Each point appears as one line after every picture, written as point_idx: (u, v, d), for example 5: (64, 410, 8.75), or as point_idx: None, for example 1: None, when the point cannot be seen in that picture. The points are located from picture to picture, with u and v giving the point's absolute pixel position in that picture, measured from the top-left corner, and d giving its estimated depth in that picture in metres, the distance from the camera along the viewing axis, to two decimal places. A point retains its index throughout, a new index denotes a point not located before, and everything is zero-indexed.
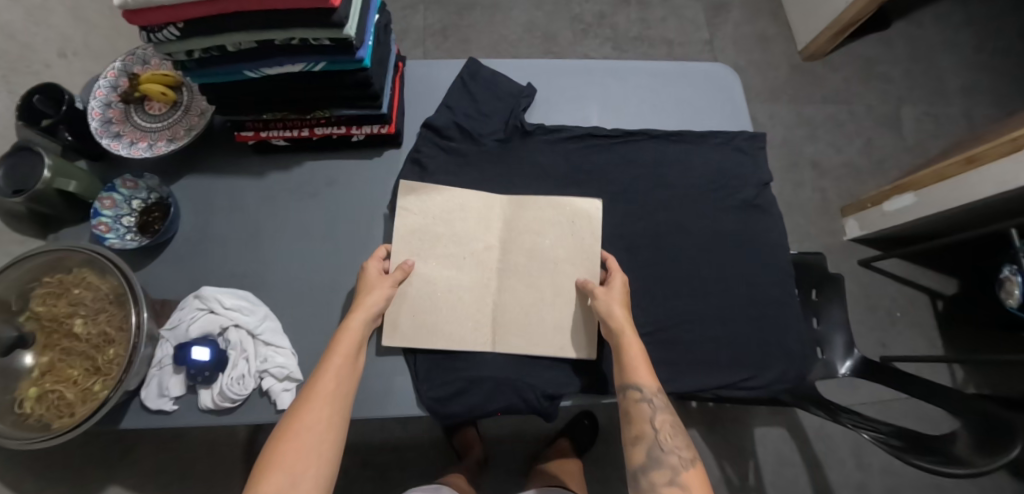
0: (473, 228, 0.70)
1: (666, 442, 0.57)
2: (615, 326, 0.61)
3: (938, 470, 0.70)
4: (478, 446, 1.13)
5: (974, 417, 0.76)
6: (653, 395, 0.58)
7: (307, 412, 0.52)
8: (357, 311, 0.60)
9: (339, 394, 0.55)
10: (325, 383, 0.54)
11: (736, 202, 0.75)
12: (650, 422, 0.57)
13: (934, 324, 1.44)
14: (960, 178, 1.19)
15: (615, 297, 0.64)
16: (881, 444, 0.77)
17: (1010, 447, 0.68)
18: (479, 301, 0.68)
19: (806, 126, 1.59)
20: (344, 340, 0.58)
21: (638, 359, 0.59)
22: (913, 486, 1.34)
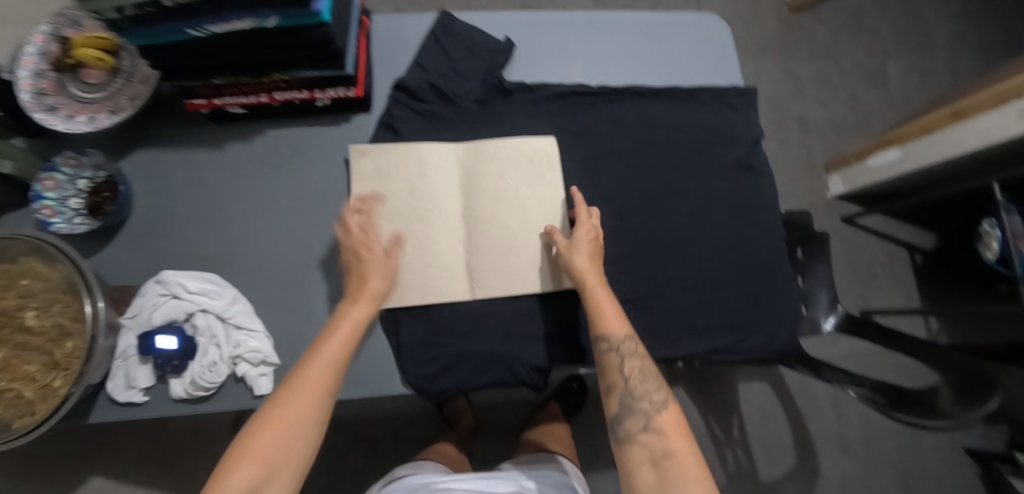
0: (437, 182, 0.66)
1: (639, 389, 0.55)
2: (580, 278, 0.60)
3: (922, 424, 0.71)
4: (469, 415, 1.13)
5: (960, 372, 0.77)
6: (622, 342, 0.56)
7: (295, 403, 0.48)
8: (359, 301, 0.57)
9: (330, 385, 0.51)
10: (315, 373, 0.51)
11: (727, 162, 0.72)
12: (619, 371, 0.55)
13: (912, 277, 1.47)
14: (945, 132, 1.18)
15: (581, 248, 0.61)
16: (866, 400, 0.78)
17: (992, 400, 0.69)
18: (450, 250, 0.65)
19: (793, 80, 1.56)
20: (341, 330, 0.55)
21: (608, 311, 0.58)
22: (887, 433, 1.41)
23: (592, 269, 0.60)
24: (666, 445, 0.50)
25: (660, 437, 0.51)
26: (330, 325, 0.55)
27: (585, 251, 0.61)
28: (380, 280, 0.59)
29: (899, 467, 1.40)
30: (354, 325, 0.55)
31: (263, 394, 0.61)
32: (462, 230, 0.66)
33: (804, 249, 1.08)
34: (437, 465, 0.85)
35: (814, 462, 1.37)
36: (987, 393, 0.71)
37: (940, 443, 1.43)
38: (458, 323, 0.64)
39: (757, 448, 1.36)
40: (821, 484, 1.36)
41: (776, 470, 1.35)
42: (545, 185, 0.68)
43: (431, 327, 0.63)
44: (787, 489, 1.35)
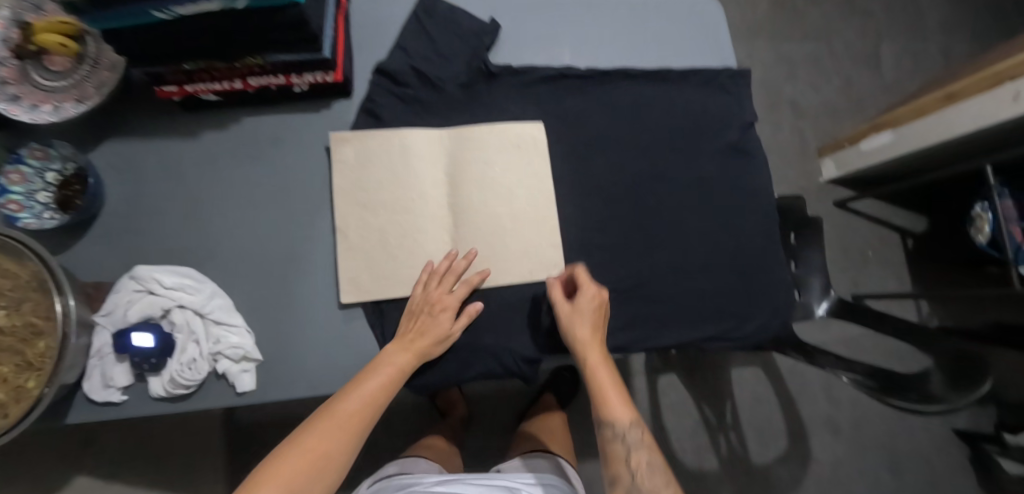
0: (423, 170, 0.65)
1: (644, 483, 0.58)
2: (580, 351, 0.60)
3: (914, 409, 0.71)
4: (462, 405, 1.12)
5: (954, 356, 0.77)
6: (628, 432, 0.61)
7: (326, 437, 0.52)
8: (406, 351, 0.58)
9: (359, 425, 0.54)
10: (350, 409, 0.54)
11: (720, 146, 0.71)
12: (626, 462, 0.60)
13: (904, 261, 1.48)
14: (938, 114, 1.17)
15: (583, 317, 0.59)
16: (860, 387, 0.77)
17: (984, 384, 0.69)
18: (437, 240, 0.63)
19: (786, 63, 1.53)
20: (377, 376, 0.56)
21: (610, 395, 0.61)
22: (878, 415, 1.42)
23: (599, 350, 0.61)
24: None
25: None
26: (371, 367, 0.57)
27: (587, 323, 0.60)
28: (438, 342, 0.59)
29: (888, 448, 1.42)
30: (396, 373, 0.57)
31: (245, 391, 0.59)
32: (448, 220, 0.64)
33: (796, 234, 1.07)
34: (427, 464, 0.84)
35: (806, 445, 1.38)
36: (980, 377, 0.70)
37: (930, 424, 1.45)
38: None
39: (749, 432, 1.36)
40: (812, 467, 1.38)
41: (768, 453, 1.37)
42: (533, 172, 0.66)
43: None
44: (779, 472, 1.36)
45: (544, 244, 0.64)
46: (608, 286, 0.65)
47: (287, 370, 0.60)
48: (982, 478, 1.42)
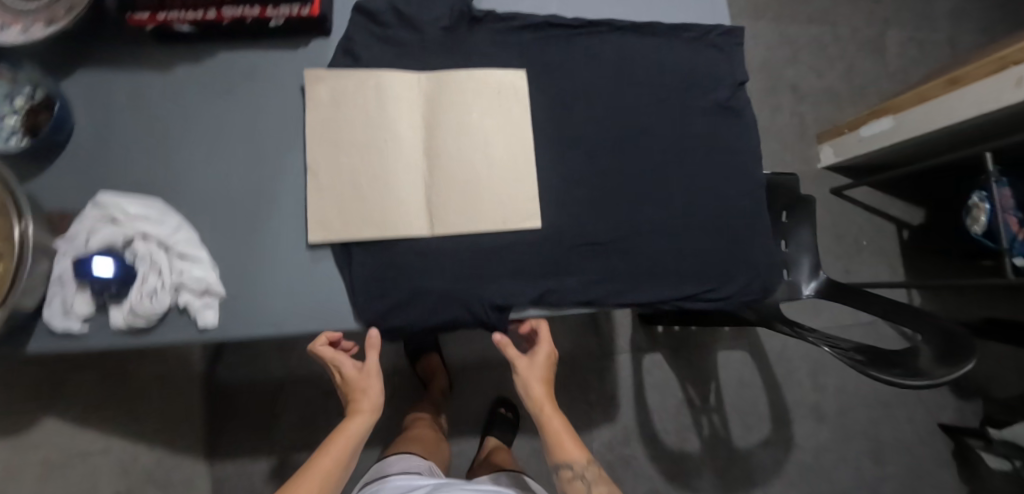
0: (400, 113, 0.63)
1: None
2: (536, 402, 0.70)
3: (898, 383, 0.70)
4: (442, 376, 1.15)
5: (942, 333, 0.76)
6: (584, 470, 0.68)
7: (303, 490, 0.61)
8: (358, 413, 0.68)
9: (331, 481, 0.64)
10: (326, 467, 0.64)
11: (708, 104, 0.69)
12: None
13: (898, 252, 1.46)
14: (941, 101, 1.15)
15: (536, 370, 0.70)
16: (843, 358, 0.76)
17: (969, 362, 0.68)
18: (410, 184, 0.62)
19: (789, 46, 1.50)
20: (341, 438, 0.67)
21: (566, 440, 0.69)
22: (861, 404, 1.44)
23: (552, 404, 0.70)
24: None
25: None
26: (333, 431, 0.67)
27: (538, 376, 0.70)
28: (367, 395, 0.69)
29: (870, 437, 1.44)
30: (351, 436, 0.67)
31: (208, 328, 0.58)
32: (422, 165, 0.63)
33: (788, 213, 1.05)
34: (419, 461, 0.87)
35: (789, 430, 1.39)
36: (965, 353, 0.70)
37: (913, 415, 1.47)
38: (414, 261, 0.61)
39: (733, 415, 1.36)
40: (795, 452, 1.38)
41: (752, 437, 1.36)
42: (513, 121, 0.65)
43: (387, 264, 0.61)
44: (761, 456, 1.36)
45: (520, 194, 0.63)
46: (583, 240, 0.63)
47: (253, 308, 0.60)
48: (959, 467, 1.46)
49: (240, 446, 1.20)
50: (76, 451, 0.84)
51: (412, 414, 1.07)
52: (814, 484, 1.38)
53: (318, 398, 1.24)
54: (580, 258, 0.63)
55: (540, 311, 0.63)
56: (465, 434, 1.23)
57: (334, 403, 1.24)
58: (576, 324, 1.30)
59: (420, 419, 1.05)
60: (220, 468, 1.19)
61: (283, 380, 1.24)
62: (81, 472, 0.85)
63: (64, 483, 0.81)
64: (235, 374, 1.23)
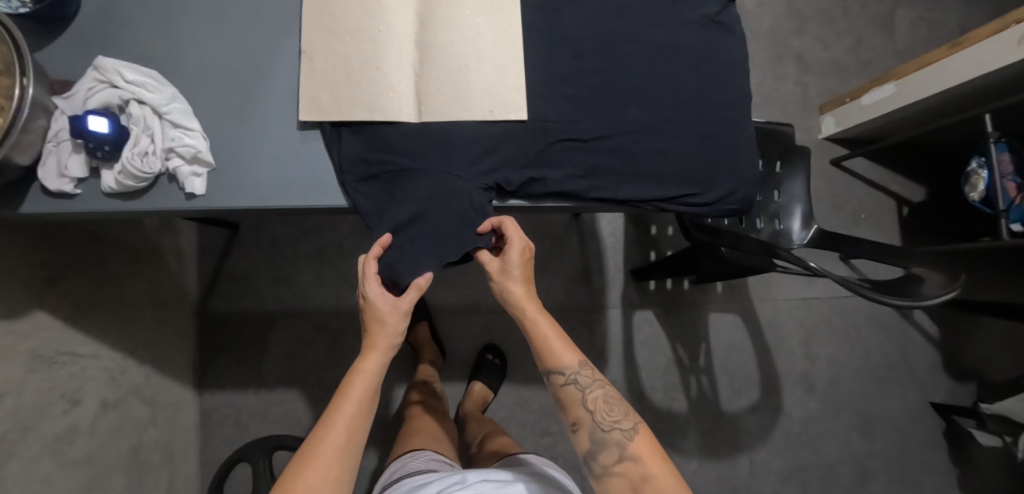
0: (395, 4, 0.64)
1: (606, 420, 0.61)
2: (516, 303, 0.66)
3: (885, 301, 0.69)
4: (431, 349, 1.17)
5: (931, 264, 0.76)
6: (576, 372, 0.63)
7: (328, 446, 0.54)
8: (374, 352, 0.61)
9: (358, 427, 0.56)
10: (350, 416, 0.56)
11: (698, 18, 0.70)
12: (583, 406, 0.62)
13: (897, 227, 1.45)
14: (942, 64, 1.15)
15: (514, 276, 0.66)
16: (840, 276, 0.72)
17: (954, 288, 0.69)
18: (402, 70, 0.63)
19: (796, 17, 1.50)
20: (361, 379, 0.59)
21: (556, 344, 0.64)
22: (854, 377, 1.44)
23: (541, 308, 0.66)
24: (644, 470, 0.57)
25: (637, 463, 0.58)
26: (349, 378, 0.59)
27: (519, 274, 0.66)
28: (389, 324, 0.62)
29: (861, 411, 1.43)
30: (369, 378, 0.60)
31: (197, 196, 0.60)
32: (413, 54, 0.64)
33: (782, 163, 1.06)
34: (433, 458, 0.84)
35: (778, 398, 1.38)
36: (950, 280, 0.71)
37: (905, 393, 1.46)
38: (400, 143, 0.61)
39: (722, 378, 1.35)
40: (782, 419, 1.38)
41: (740, 402, 1.36)
42: (504, 20, 0.65)
43: (373, 145, 0.61)
44: (748, 421, 1.35)
45: (509, 87, 0.64)
46: (568, 135, 0.64)
47: (243, 181, 0.61)
48: (949, 448, 1.46)
49: (227, 377, 1.18)
50: (64, 349, 0.81)
51: (410, 401, 1.05)
52: (801, 453, 1.38)
53: (307, 333, 1.22)
54: (563, 152, 0.64)
55: (521, 202, 0.66)
56: (453, 378, 1.23)
57: (323, 340, 1.22)
58: (569, 276, 1.29)
59: (416, 406, 1.03)
60: (209, 399, 1.17)
61: (274, 312, 1.22)
62: (69, 372, 0.82)
63: (52, 376, 0.78)
64: (226, 305, 1.20)
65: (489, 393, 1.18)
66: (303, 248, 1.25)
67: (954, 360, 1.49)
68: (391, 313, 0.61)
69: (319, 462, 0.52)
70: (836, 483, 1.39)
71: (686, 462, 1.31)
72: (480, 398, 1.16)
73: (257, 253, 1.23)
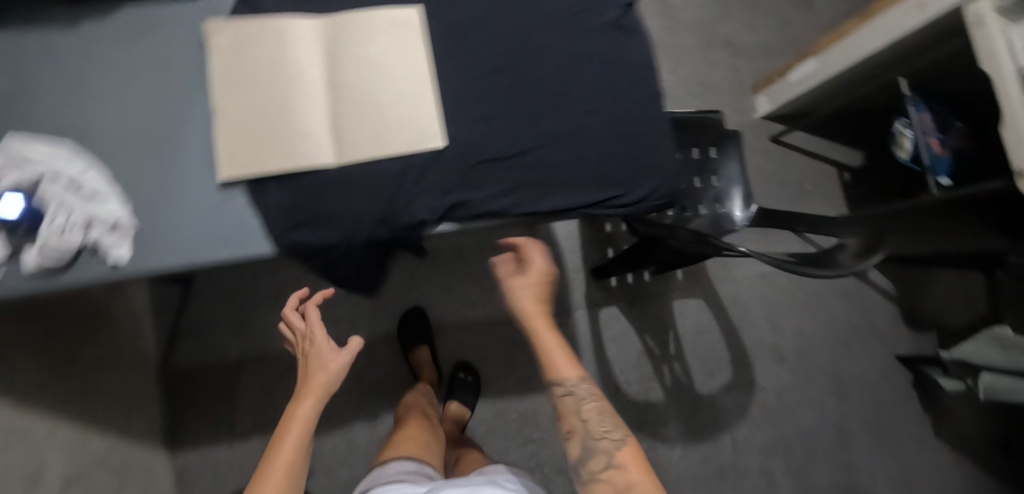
0: (302, 51, 0.65)
1: (597, 430, 0.64)
2: (529, 316, 0.70)
3: (815, 273, 0.70)
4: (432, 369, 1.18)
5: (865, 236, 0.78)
6: (575, 384, 0.66)
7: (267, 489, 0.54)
8: (309, 397, 0.64)
9: (296, 469, 0.58)
10: (285, 460, 0.57)
11: (602, 24, 0.73)
12: (578, 415, 0.65)
13: (841, 192, 1.51)
14: (856, 35, 1.20)
15: (530, 289, 0.71)
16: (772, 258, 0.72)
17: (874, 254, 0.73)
18: (316, 115, 0.63)
19: (719, 4, 1.54)
20: (296, 426, 0.61)
21: (558, 356, 0.68)
22: (820, 343, 1.48)
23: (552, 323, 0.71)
24: (627, 478, 0.58)
25: (621, 471, 0.59)
26: (283, 426, 0.61)
27: (533, 291, 0.71)
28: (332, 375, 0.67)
29: (832, 375, 1.47)
30: (303, 424, 0.62)
31: (122, 265, 0.60)
32: (325, 98, 0.64)
33: (716, 148, 1.11)
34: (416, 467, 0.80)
35: (751, 374, 1.42)
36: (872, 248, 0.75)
37: (871, 351, 1.51)
38: (322, 187, 0.62)
39: (693, 363, 1.38)
40: (757, 393, 1.41)
41: (714, 383, 1.39)
42: (411, 52, 0.67)
43: (296, 193, 0.62)
44: (725, 401, 1.39)
45: (423, 117, 0.65)
46: (487, 156, 0.65)
47: (167, 243, 0.61)
48: (920, 398, 1.51)
49: (199, 433, 1.17)
50: (17, 430, 0.79)
51: (403, 408, 1.03)
52: (780, 424, 1.42)
53: (276, 376, 1.21)
54: (484, 173, 0.65)
55: (451, 227, 0.65)
56: None
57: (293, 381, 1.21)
58: None
59: (408, 414, 1.00)
60: (182, 457, 1.15)
61: (239, 360, 1.20)
62: (24, 452, 0.80)
63: (6, 460, 0.76)
64: (190, 361, 1.19)
65: (466, 412, 1.16)
66: (262, 293, 1.24)
67: (913, 312, 1.55)
68: (332, 364, 0.68)
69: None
70: (817, 448, 1.43)
71: (670, 450, 1.33)
72: (458, 417, 1.14)
73: (216, 304, 1.22)
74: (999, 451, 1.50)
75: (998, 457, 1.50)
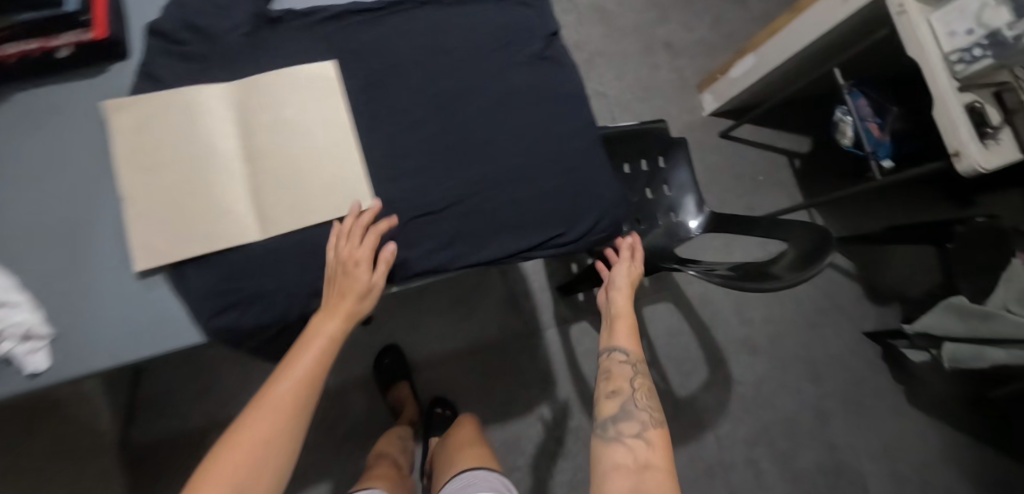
0: (214, 122, 0.61)
1: (639, 402, 0.68)
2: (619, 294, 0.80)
3: (746, 287, 0.71)
4: (412, 404, 1.15)
5: (806, 245, 0.80)
6: (632, 356, 0.72)
7: (270, 415, 0.52)
8: (334, 318, 0.57)
9: (304, 401, 0.55)
10: (290, 387, 0.54)
11: (527, 58, 0.72)
12: (629, 380, 0.70)
13: (794, 180, 1.53)
14: (789, 29, 1.22)
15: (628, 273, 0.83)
16: (717, 278, 0.74)
17: (818, 264, 0.71)
18: (234, 189, 0.60)
19: (656, 8, 1.55)
20: (316, 344, 0.57)
21: (624, 329, 0.75)
22: (790, 329, 1.51)
23: (631, 312, 0.79)
24: (647, 455, 0.61)
25: (649, 445, 0.62)
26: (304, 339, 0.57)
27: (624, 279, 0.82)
28: (358, 299, 0.58)
29: (805, 359, 1.50)
30: (326, 342, 0.57)
31: (41, 373, 0.55)
32: (242, 169, 0.61)
33: (664, 157, 1.10)
34: None
35: (727, 369, 1.43)
36: (818, 257, 0.73)
37: (840, 330, 1.54)
38: (248, 265, 0.59)
39: (669, 366, 1.39)
40: (735, 387, 1.43)
41: (691, 383, 1.40)
42: (330, 110, 0.64)
43: (221, 275, 0.58)
44: (705, 399, 1.40)
45: (349, 179, 0.63)
46: (420, 211, 0.64)
47: (89, 343, 0.57)
48: (891, 367, 1.56)
49: None
50: None
51: (378, 451, 1.01)
52: (760, 414, 1.43)
53: None
54: (419, 229, 0.64)
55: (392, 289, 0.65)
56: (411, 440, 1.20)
57: None
58: (500, 308, 1.29)
59: (383, 457, 0.99)
60: None
61: (205, 426, 1.15)
62: None
63: None
64: (150, 435, 1.13)
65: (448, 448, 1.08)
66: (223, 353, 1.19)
67: (874, 287, 1.59)
68: (358, 285, 0.58)
69: (258, 413, 0.52)
70: (799, 433, 1.45)
71: None
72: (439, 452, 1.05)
73: (174, 370, 1.17)
74: (970, 407, 1.56)
75: (969, 416, 1.56)
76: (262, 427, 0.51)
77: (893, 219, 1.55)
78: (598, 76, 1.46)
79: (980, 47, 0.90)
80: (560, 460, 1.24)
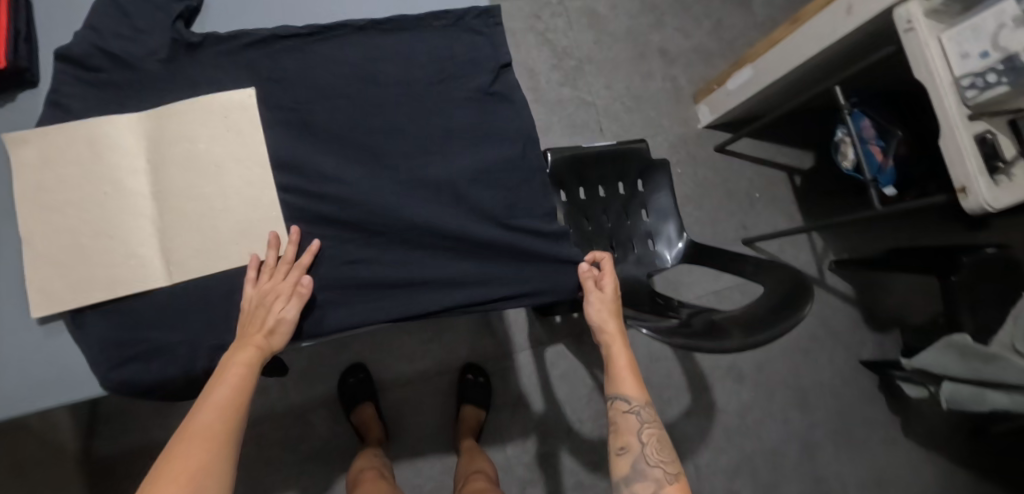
0: (121, 157, 0.57)
1: (652, 456, 0.60)
2: (604, 330, 0.65)
3: (702, 347, 0.63)
4: (378, 426, 1.10)
5: (767, 304, 0.74)
6: (639, 405, 0.61)
7: (192, 454, 0.45)
8: (251, 347, 0.52)
9: (228, 433, 0.48)
10: (211, 421, 0.47)
11: (472, 92, 0.67)
12: (638, 434, 0.60)
13: (794, 199, 1.45)
14: (787, 42, 1.13)
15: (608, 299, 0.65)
16: (674, 338, 0.65)
17: (779, 331, 0.66)
18: (141, 229, 0.57)
19: (651, 11, 1.46)
20: (232, 375, 0.51)
21: (626, 374, 0.62)
22: (781, 356, 1.43)
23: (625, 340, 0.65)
24: None
25: None
26: (217, 375, 0.51)
27: (608, 307, 0.65)
28: (274, 327, 0.54)
29: (795, 387, 1.43)
30: (245, 373, 0.51)
31: None
32: (150, 208, 0.57)
33: (644, 181, 1.02)
34: None
35: (709, 396, 1.37)
36: (784, 323, 0.67)
37: (834, 357, 1.47)
38: (155, 313, 0.56)
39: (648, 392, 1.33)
40: (717, 415, 1.37)
41: (671, 411, 1.34)
42: (246, 144, 0.59)
43: (124, 324, 0.55)
44: (684, 428, 1.34)
45: (265, 220, 0.58)
46: (345, 258, 0.60)
47: None
48: (887, 396, 1.47)
49: None
50: None
51: (359, 468, 1.00)
52: (743, 445, 1.37)
53: None
54: (344, 277, 0.60)
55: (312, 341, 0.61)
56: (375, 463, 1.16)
57: None
58: (471, 329, 1.25)
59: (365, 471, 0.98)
60: None
61: None
62: None
63: None
64: (113, 447, 1.08)
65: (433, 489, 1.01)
66: None
67: (874, 312, 1.50)
68: (275, 311, 0.54)
69: (184, 443, 0.45)
70: (784, 463, 1.39)
71: None
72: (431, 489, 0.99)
73: None
74: (972, 439, 1.48)
75: (969, 451, 1.48)
76: (188, 458, 0.44)
77: (893, 242, 1.47)
78: (585, 85, 1.39)
79: (994, 72, 0.77)
80: (528, 487, 1.21)
